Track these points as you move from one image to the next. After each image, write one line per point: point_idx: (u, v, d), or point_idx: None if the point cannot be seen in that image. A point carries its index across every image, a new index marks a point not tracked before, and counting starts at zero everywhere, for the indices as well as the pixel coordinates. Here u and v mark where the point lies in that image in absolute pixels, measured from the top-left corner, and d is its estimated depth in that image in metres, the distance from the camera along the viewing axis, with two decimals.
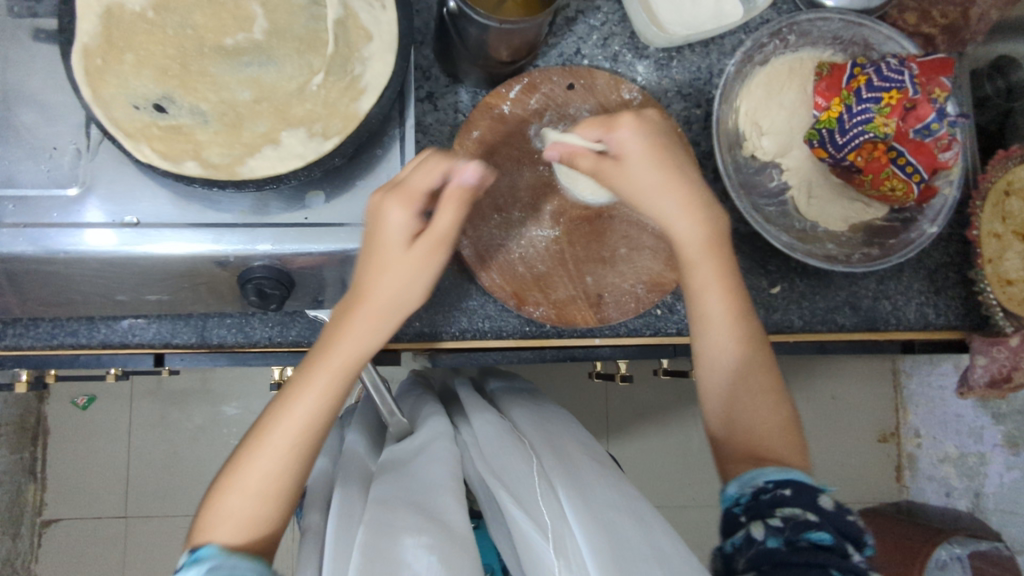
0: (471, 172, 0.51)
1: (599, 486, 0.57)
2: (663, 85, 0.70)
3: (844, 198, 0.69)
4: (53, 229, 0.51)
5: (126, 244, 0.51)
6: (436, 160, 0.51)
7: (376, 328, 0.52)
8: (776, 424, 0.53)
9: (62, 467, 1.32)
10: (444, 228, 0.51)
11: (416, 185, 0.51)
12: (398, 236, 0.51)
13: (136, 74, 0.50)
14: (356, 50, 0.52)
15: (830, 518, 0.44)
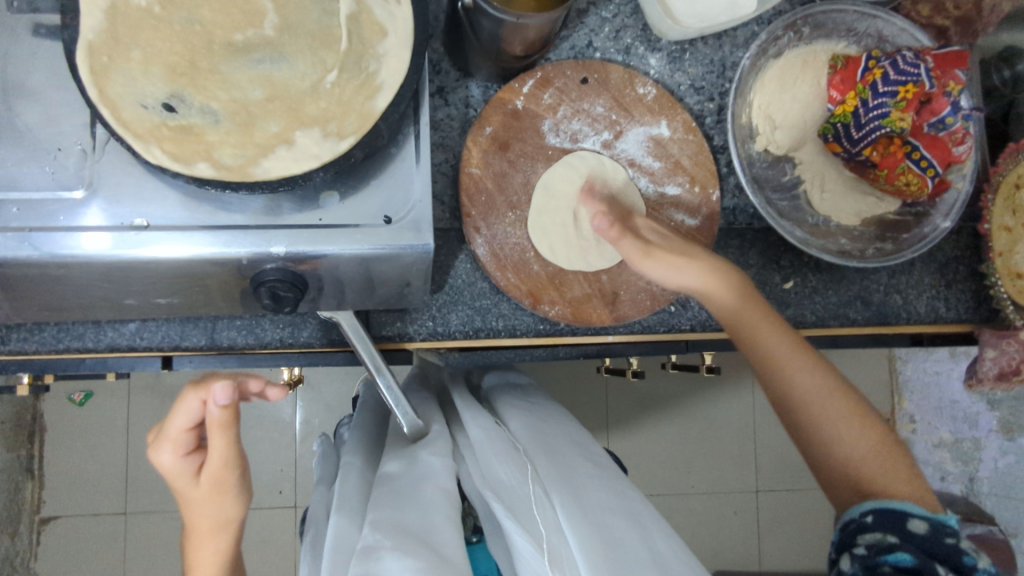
0: (220, 395, 0.47)
1: (592, 491, 0.59)
2: (676, 78, 0.69)
3: (857, 193, 0.68)
4: (57, 233, 0.49)
5: (117, 248, 0.49)
6: (188, 396, 0.49)
7: (217, 544, 0.52)
8: (822, 385, 0.56)
9: (60, 464, 1.31)
10: (218, 468, 0.50)
11: (175, 431, 0.50)
12: (183, 481, 0.52)
13: (143, 72, 0.48)
14: (371, 47, 0.51)
15: (914, 540, 0.49)
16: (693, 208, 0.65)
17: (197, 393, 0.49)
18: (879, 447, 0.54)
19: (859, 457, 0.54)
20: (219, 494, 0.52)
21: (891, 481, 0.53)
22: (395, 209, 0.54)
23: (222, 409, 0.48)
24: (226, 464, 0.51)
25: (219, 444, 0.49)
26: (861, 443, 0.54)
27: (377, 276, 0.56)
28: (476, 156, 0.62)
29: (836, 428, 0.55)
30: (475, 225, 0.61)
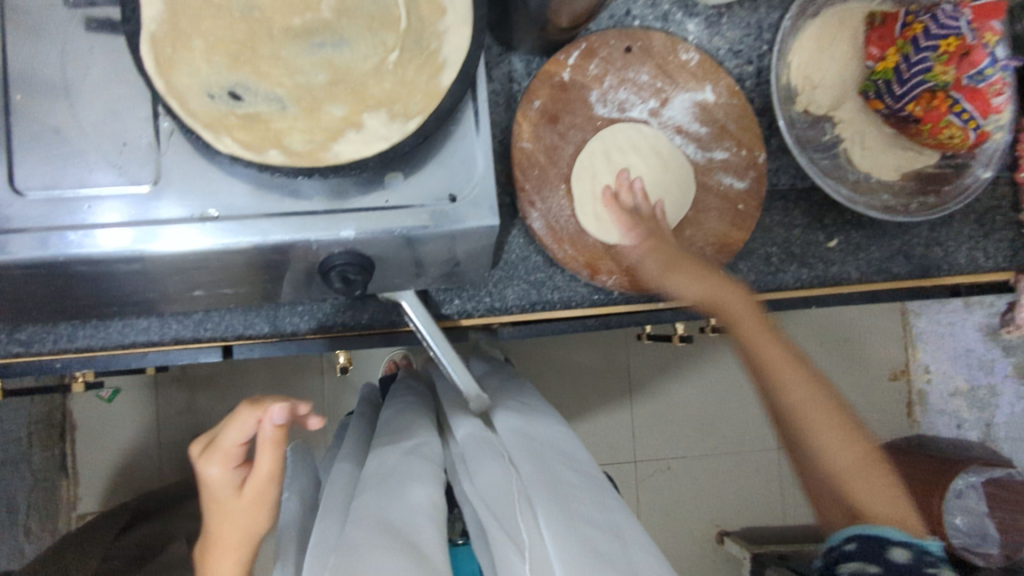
0: (279, 414, 0.51)
1: (577, 505, 0.53)
2: (715, 43, 0.69)
3: (897, 147, 0.69)
4: (76, 231, 0.49)
5: (137, 243, 0.49)
6: (243, 414, 0.53)
7: (233, 558, 0.54)
8: (814, 407, 0.55)
9: (91, 461, 1.30)
10: (261, 484, 0.53)
11: (229, 442, 0.54)
12: (224, 493, 0.54)
13: (208, 62, 0.48)
14: (430, 25, 0.51)
15: (897, 570, 0.48)
16: (741, 170, 0.65)
17: (252, 412, 0.52)
18: (860, 458, 0.53)
19: (842, 465, 0.53)
20: (255, 510, 0.54)
21: (875, 499, 0.52)
22: (459, 187, 0.54)
23: (276, 427, 0.52)
24: (269, 481, 0.53)
25: (268, 460, 0.52)
26: (843, 451, 0.53)
27: (445, 252, 0.57)
28: (527, 130, 0.62)
29: (829, 440, 0.54)
30: (530, 199, 0.62)
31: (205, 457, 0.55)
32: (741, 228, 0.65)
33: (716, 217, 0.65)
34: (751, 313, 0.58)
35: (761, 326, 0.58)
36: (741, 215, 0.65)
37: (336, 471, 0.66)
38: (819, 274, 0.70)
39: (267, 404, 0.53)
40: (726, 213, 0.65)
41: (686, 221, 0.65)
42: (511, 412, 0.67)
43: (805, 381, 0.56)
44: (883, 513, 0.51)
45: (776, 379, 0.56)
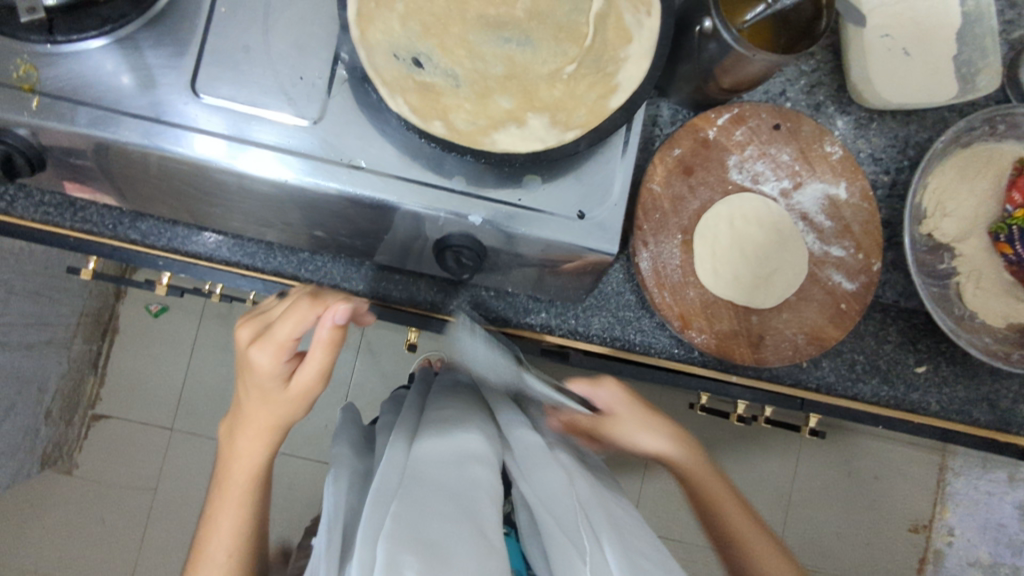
0: (341, 314, 0.51)
1: (635, 541, 0.50)
2: (858, 145, 0.70)
3: (1011, 296, 0.68)
4: (169, 129, 0.51)
5: (224, 157, 0.51)
6: (300, 310, 0.52)
7: (265, 436, 0.55)
8: (740, 521, 0.60)
9: (123, 367, 1.28)
10: (312, 380, 0.53)
11: (283, 336, 0.52)
12: (273, 383, 0.53)
13: (403, 25, 0.51)
14: (613, 50, 0.53)
15: None
16: (854, 272, 0.65)
17: (313, 308, 0.52)
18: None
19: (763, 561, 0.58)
20: (298, 402, 0.54)
21: None
22: (589, 207, 0.55)
23: (335, 327, 0.51)
24: (319, 375, 0.53)
25: (322, 357, 0.52)
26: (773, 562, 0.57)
27: (556, 264, 0.58)
28: (660, 173, 0.63)
29: (767, 563, 0.58)
30: (644, 239, 0.62)
31: (253, 344, 0.53)
32: (838, 326, 0.64)
33: (817, 309, 0.64)
34: (732, 493, 0.62)
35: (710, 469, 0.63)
36: (842, 314, 0.64)
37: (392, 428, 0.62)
38: (898, 395, 0.69)
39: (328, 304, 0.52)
40: (830, 307, 0.64)
41: (787, 304, 0.64)
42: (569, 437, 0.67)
43: (743, 514, 0.61)
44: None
45: (737, 531, 0.59)
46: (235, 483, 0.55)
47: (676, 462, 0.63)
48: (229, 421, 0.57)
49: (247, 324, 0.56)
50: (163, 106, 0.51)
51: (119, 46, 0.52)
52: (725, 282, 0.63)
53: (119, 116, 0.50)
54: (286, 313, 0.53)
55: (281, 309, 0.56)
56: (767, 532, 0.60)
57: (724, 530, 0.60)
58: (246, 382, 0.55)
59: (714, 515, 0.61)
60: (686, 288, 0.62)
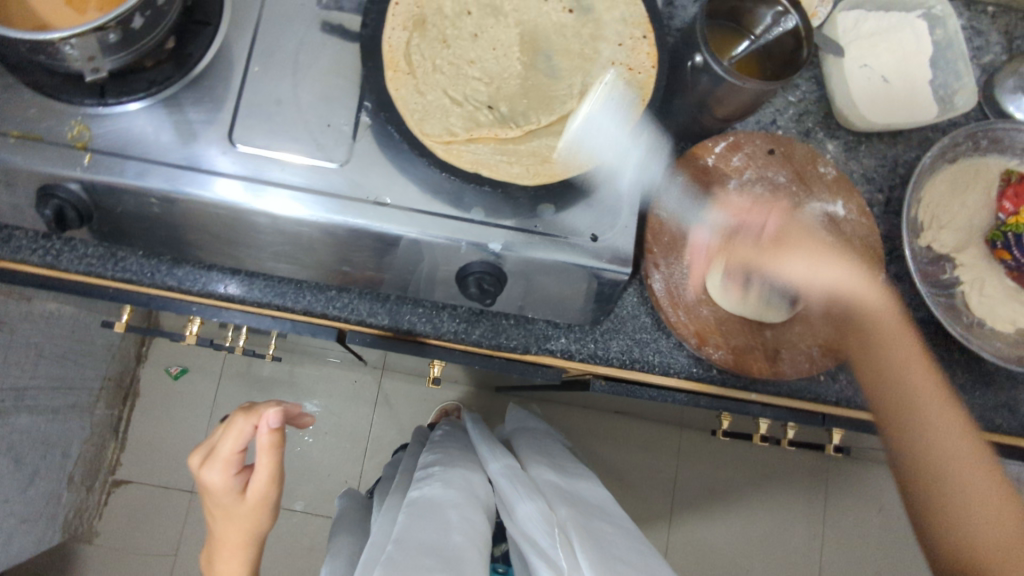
0: (274, 417, 0.56)
1: (609, 546, 0.66)
2: (851, 166, 0.74)
3: (1016, 301, 0.70)
4: (192, 174, 0.54)
5: (247, 198, 0.54)
6: (237, 424, 0.57)
7: (240, 555, 0.60)
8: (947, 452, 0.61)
9: (144, 432, 1.29)
10: (262, 487, 0.58)
11: (228, 451, 0.57)
12: (229, 499, 0.58)
13: (422, 75, 0.56)
14: (614, 86, 0.57)
15: None
16: (859, 285, 0.67)
17: (247, 420, 0.57)
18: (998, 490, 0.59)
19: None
20: (259, 513, 0.59)
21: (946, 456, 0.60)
22: (601, 230, 0.59)
23: (273, 428, 0.56)
24: (270, 482, 0.58)
25: (266, 462, 0.57)
26: (983, 484, 0.59)
27: (573, 287, 0.60)
28: (664, 200, 0.67)
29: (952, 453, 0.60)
30: (655, 261, 0.65)
31: (201, 469, 0.57)
32: (849, 337, 0.67)
33: (827, 321, 0.66)
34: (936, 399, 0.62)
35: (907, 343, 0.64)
36: (853, 326, 0.66)
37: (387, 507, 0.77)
38: None
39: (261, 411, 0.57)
40: (842, 318, 0.66)
41: (797, 318, 0.67)
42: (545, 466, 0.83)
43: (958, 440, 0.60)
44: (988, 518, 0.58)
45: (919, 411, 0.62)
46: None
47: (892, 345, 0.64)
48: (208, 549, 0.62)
49: (198, 457, 0.60)
50: (198, 157, 0.55)
51: (163, 106, 0.57)
52: (737, 298, 0.65)
53: (166, 167, 0.54)
54: (227, 430, 0.58)
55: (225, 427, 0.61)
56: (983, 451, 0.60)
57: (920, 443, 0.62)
58: (211, 508, 0.59)
59: (916, 433, 0.62)
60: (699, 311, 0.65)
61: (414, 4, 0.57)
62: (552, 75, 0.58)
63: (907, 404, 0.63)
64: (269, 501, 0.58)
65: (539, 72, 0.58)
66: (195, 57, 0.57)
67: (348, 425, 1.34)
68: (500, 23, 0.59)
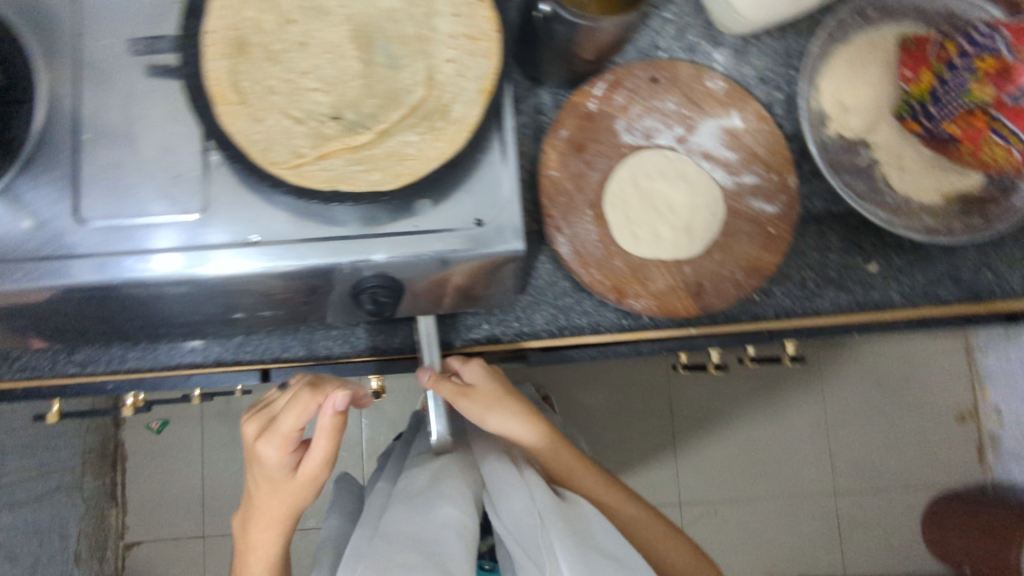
0: (341, 401, 0.52)
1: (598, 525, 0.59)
2: (743, 72, 0.70)
3: (938, 170, 0.67)
4: (126, 259, 0.53)
5: (190, 266, 0.53)
6: (303, 400, 0.53)
7: (273, 527, 0.58)
8: (643, 521, 0.66)
9: (142, 491, 1.29)
10: (317, 466, 0.55)
11: (288, 427, 0.53)
12: (279, 473, 0.55)
13: (256, 100, 0.53)
14: (458, 61, 0.54)
15: None
16: (771, 195, 0.65)
17: (313, 397, 0.52)
18: (656, 522, 0.67)
19: (644, 523, 0.66)
20: (307, 489, 0.56)
21: (664, 550, 0.65)
22: (485, 213, 0.56)
23: (336, 414, 0.52)
24: (322, 465, 0.55)
25: (325, 446, 0.53)
26: (600, 488, 0.66)
27: (474, 275, 0.58)
28: (553, 159, 0.64)
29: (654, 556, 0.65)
30: (556, 225, 0.63)
31: (258, 439, 0.54)
32: (772, 251, 0.64)
33: (748, 241, 0.64)
34: (649, 521, 0.66)
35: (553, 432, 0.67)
36: (778, 237, 0.64)
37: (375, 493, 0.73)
38: (858, 299, 0.69)
39: (327, 391, 0.53)
40: (765, 234, 0.64)
41: (716, 245, 0.64)
42: None
43: (668, 543, 0.65)
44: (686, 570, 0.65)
45: (649, 542, 0.65)
46: (252, 569, 0.60)
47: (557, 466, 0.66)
48: (243, 506, 0.60)
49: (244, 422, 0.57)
50: (72, 243, 0.53)
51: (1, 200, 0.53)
52: (650, 244, 0.63)
53: (19, 262, 0.52)
54: (288, 404, 0.54)
55: (285, 395, 0.57)
56: (630, 497, 0.68)
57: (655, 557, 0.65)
58: (256, 473, 0.57)
59: (659, 552, 0.65)
60: (460, 399, 0.62)
61: (228, 26, 0.53)
62: (392, 66, 0.54)
63: (560, 464, 0.66)
64: (320, 484, 0.55)
65: (379, 67, 0.54)
66: (20, 139, 0.54)
67: (338, 437, 1.32)
68: (326, 22, 0.54)
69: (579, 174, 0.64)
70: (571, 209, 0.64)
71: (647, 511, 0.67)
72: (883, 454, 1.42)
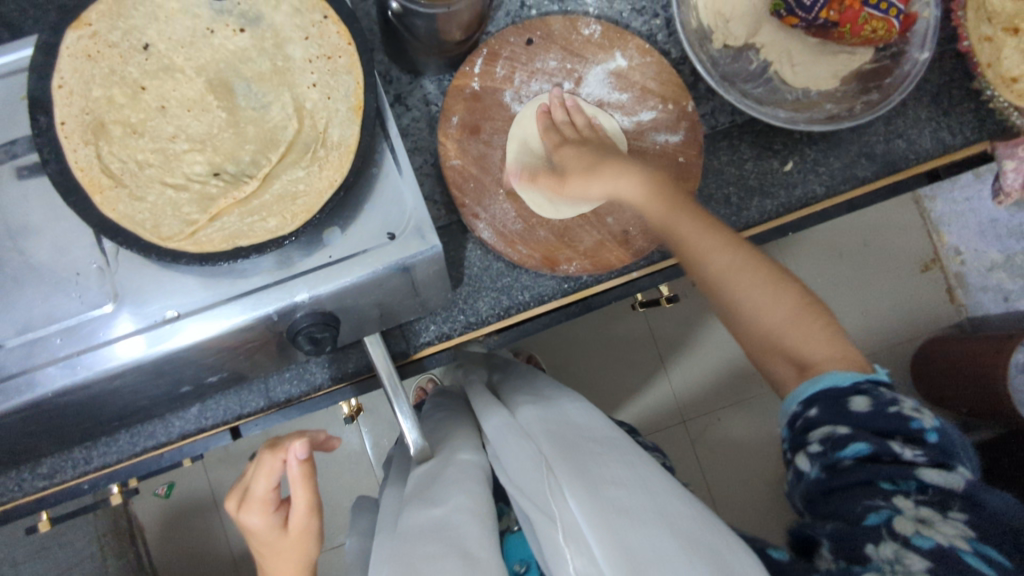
0: (301, 449, 0.51)
1: (604, 467, 0.56)
2: (616, 8, 0.70)
3: (826, 55, 0.68)
4: (91, 353, 0.52)
5: (154, 345, 0.52)
6: (267, 461, 0.53)
7: None
8: (782, 315, 0.56)
9: (169, 557, 1.30)
10: (304, 516, 0.55)
11: (262, 491, 0.54)
12: (273, 535, 0.55)
13: (131, 176, 0.51)
14: (323, 83, 0.53)
15: (863, 425, 0.51)
16: (673, 124, 0.66)
17: (275, 455, 0.53)
18: (792, 308, 0.56)
19: (778, 329, 0.56)
20: (304, 540, 0.56)
21: (810, 345, 0.55)
22: (395, 224, 0.55)
23: (303, 462, 0.52)
24: (310, 511, 0.55)
25: (305, 494, 0.53)
26: (729, 261, 0.57)
27: (404, 285, 0.58)
28: (452, 148, 0.64)
29: (762, 302, 0.56)
30: (473, 212, 0.64)
31: (242, 511, 0.54)
32: (687, 180, 0.65)
33: None
34: (767, 283, 0.57)
35: (694, 217, 0.57)
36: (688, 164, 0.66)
37: (385, 500, 0.69)
38: (783, 201, 0.70)
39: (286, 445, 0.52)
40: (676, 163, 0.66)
41: None
42: (524, 395, 0.76)
43: (767, 290, 0.57)
44: (838, 364, 0.54)
45: (738, 301, 0.57)
46: None
47: (705, 261, 0.57)
48: None
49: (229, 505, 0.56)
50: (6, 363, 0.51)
51: None
52: (567, 208, 0.65)
53: None
54: (255, 469, 0.53)
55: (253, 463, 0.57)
56: (741, 241, 0.58)
57: (758, 323, 0.57)
58: (253, 545, 0.57)
59: (748, 307, 0.57)
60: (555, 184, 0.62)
61: (80, 112, 0.49)
62: (258, 106, 0.54)
63: (702, 244, 0.57)
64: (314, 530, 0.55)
65: (246, 111, 0.54)
66: None
67: (342, 452, 1.32)
68: (180, 78, 0.53)
69: (481, 157, 0.65)
70: (485, 189, 0.65)
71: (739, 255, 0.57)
72: (861, 318, 1.39)
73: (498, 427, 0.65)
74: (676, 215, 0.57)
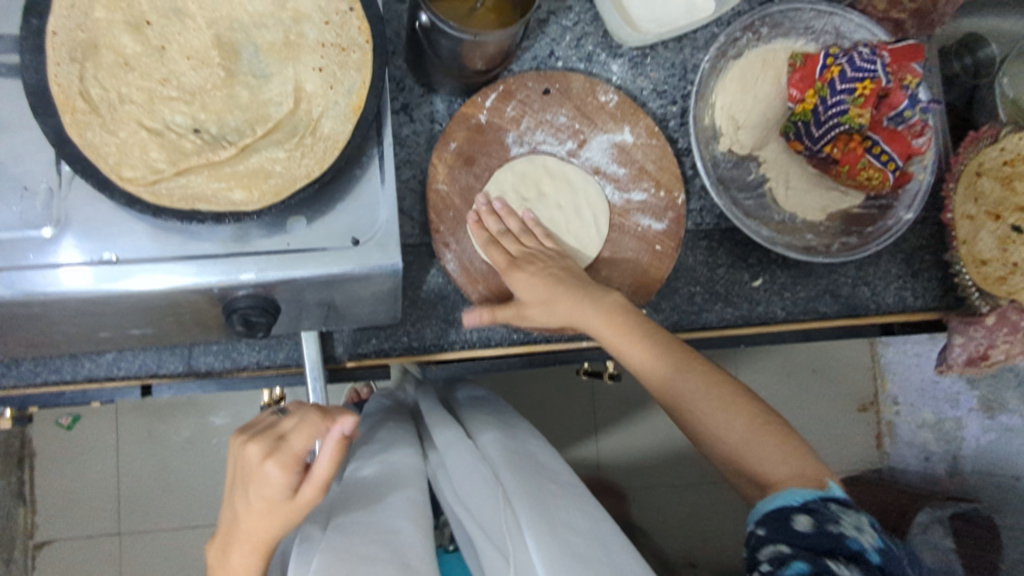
0: (349, 424, 0.48)
1: (557, 506, 0.55)
2: (639, 83, 0.71)
3: (822, 187, 0.69)
4: (26, 271, 0.49)
5: (102, 282, 0.50)
6: (313, 420, 0.49)
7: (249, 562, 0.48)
8: (745, 438, 0.53)
9: (50, 489, 1.22)
10: (317, 490, 0.47)
11: (295, 447, 0.47)
12: (279, 496, 0.46)
13: (106, 105, 0.49)
14: (330, 70, 0.52)
15: (802, 543, 0.44)
16: (660, 212, 0.68)
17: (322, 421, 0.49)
18: (750, 426, 0.54)
19: (745, 448, 0.53)
20: (302, 515, 0.47)
21: (771, 464, 0.52)
22: (362, 231, 0.54)
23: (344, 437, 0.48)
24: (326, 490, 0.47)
25: (332, 467, 0.47)
26: (686, 381, 0.56)
27: (343, 294, 0.56)
28: (442, 172, 0.65)
29: (719, 425, 0.55)
30: (444, 240, 0.65)
31: (259, 455, 0.47)
32: (658, 270, 0.68)
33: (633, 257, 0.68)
34: (721, 406, 0.55)
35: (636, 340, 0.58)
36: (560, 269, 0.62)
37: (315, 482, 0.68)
38: (743, 313, 0.71)
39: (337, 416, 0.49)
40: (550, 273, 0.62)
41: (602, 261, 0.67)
42: (481, 412, 0.76)
43: (725, 412, 0.55)
44: (798, 482, 0.50)
45: (704, 426, 0.55)
46: None
47: (666, 388, 0.57)
48: (217, 538, 0.50)
49: (234, 447, 0.49)
50: None
51: None
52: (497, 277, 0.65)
53: None
54: (298, 426, 0.49)
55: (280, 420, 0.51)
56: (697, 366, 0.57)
57: (727, 449, 0.54)
58: (242, 494, 0.47)
59: (717, 432, 0.54)
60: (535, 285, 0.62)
61: (76, 28, 0.48)
62: (260, 75, 0.52)
63: (654, 363, 0.57)
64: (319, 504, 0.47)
65: (245, 76, 0.52)
66: None
67: None
68: (187, 27, 0.51)
69: (468, 188, 0.65)
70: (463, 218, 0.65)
71: (693, 376, 0.56)
72: None
73: (453, 444, 0.64)
74: (631, 338, 0.58)
